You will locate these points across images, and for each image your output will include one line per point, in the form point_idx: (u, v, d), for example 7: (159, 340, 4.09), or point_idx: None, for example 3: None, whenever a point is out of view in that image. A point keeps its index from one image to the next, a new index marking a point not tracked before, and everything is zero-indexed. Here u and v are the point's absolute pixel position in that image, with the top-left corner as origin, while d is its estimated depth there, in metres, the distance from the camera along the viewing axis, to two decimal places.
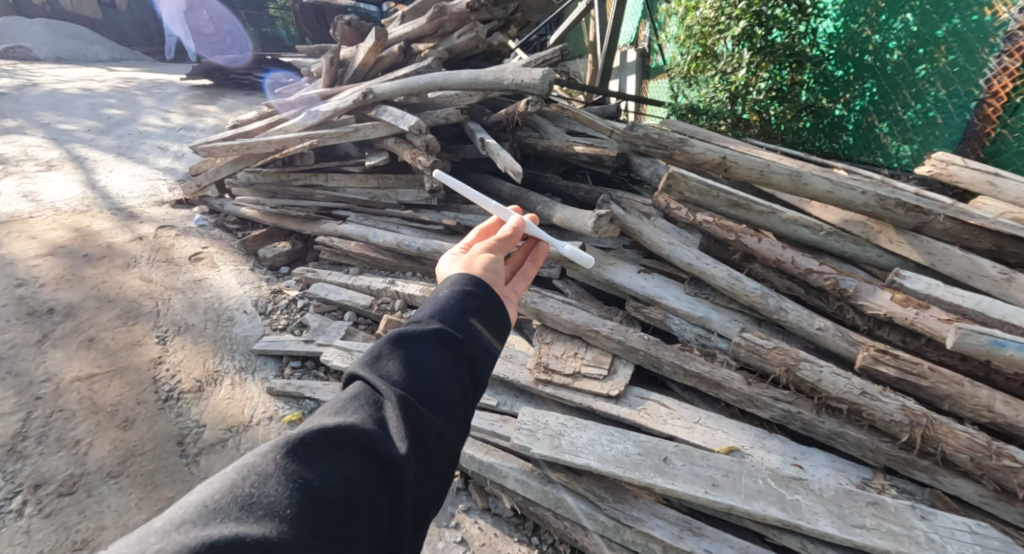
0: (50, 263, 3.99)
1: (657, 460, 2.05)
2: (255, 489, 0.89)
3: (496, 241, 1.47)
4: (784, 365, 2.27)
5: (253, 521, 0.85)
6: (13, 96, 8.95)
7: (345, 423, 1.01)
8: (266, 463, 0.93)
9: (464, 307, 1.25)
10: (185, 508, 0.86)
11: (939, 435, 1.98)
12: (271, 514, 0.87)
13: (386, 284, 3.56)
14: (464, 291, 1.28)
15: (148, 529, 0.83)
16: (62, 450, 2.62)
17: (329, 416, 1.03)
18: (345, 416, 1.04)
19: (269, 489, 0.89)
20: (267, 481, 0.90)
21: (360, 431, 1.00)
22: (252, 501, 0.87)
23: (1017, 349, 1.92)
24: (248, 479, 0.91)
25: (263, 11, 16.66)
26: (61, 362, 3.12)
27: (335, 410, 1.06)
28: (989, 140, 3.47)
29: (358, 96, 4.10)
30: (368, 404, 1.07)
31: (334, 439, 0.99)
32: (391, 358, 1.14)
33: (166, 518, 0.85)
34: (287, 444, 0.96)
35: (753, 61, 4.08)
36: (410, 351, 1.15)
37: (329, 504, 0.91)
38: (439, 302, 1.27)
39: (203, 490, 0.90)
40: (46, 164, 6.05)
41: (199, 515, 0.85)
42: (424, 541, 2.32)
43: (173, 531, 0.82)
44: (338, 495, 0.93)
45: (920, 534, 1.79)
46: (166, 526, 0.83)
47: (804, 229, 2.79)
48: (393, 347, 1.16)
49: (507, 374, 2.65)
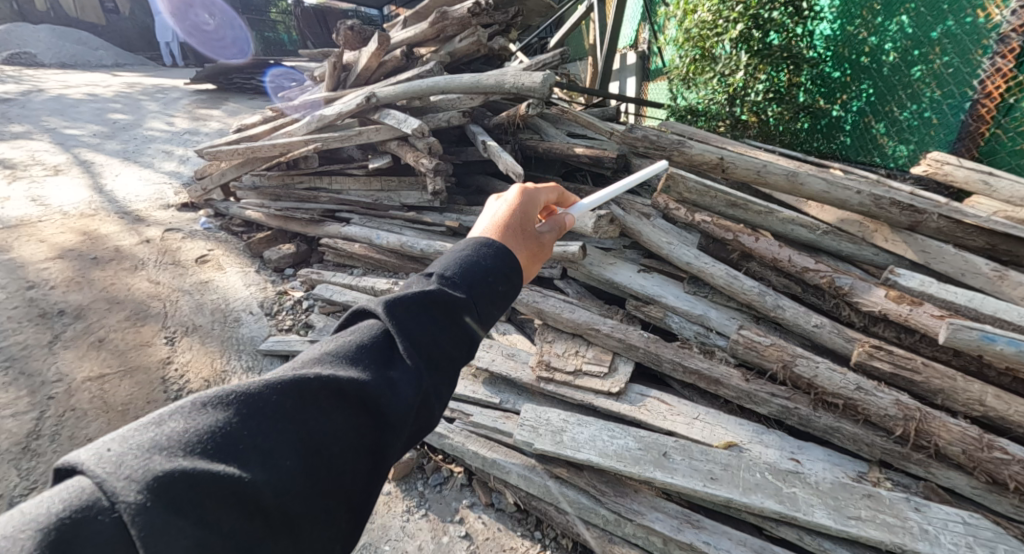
0: (60, 266, 4.06)
1: (657, 454, 2.10)
2: (260, 429, 0.90)
3: (554, 242, 1.62)
4: (781, 361, 2.32)
5: (255, 463, 0.87)
6: (19, 102, 9.05)
7: (354, 379, 1.03)
8: (272, 405, 0.94)
9: (480, 281, 1.26)
10: (189, 430, 0.87)
11: (932, 429, 2.03)
12: (269, 460, 0.89)
13: (390, 285, 3.62)
14: (484, 264, 1.30)
15: (149, 443, 0.83)
16: (75, 448, 2.68)
17: (340, 365, 1.05)
18: (354, 370, 1.05)
19: (275, 434, 0.91)
20: (272, 423, 0.92)
21: (367, 391, 1.02)
22: (254, 442, 0.89)
23: (1007, 343, 1.97)
24: (254, 416, 0.92)
25: (265, 16, 16.74)
26: (72, 363, 3.19)
27: (345, 359, 1.07)
28: (984, 140, 3.50)
29: (361, 100, 4.18)
30: (377, 359, 1.09)
31: (342, 392, 1.01)
32: (406, 316, 1.15)
33: (168, 435, 0.85)
34: (296, 388, 0.97)
35: (751, 63, 4.15)
36: (423, 314, 1.17)
37: (324, 458, 0.94)
38: (456, 268, 1.27)
39: (207, 412, 0.90)
40: (53, 169, 6.13)
41: (202, 444, 0.86)
42: (429, 535, 2.37)
43: (176, 454, 0.83)
44: (335, 451, 0.96)
45: (914, 525, 1.84)
46: (168, 445, 0.84)
47: (800, 229, 2.85)
48: (410, 305, 1.17)
49: (509, 372, 2.71)
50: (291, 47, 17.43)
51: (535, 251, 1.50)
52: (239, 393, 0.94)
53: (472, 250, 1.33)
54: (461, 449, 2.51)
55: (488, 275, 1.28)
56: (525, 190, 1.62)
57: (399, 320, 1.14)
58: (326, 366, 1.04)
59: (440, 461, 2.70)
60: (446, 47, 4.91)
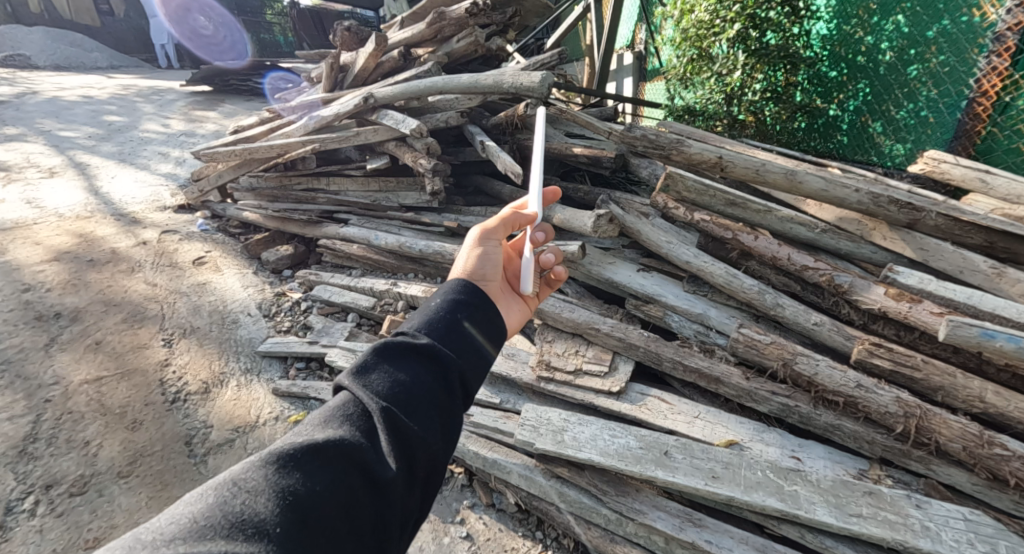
0: (55, 269, 4.03)
1: (658, 453, 2.09)
2: (245, 506, 0.90)
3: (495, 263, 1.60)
4: (782, 359, 2.33)
5: (242, 539, 0.86)
6: (13, 104, 9.01)
7: (335, 438, 1.05)
8: (256, 479, 0.95)
9: (451, 321, 1.31)
10: (172, 522, 0.87)
11: (932, 425, 2.04)
12: (260, 532, 0.88)
13: (389, 285, 3.61)
14: (454, 302, 1.36)
15: (136, 542, 0.83)
16: (73, 451, 2.66)
17: (318, 430, 1.07)
18: (333, 430, 1.07)
19: (260, 505, 0.91)
20: (257, 498, 0.92)
21: (350, 446, 1.04)
22: (243, 516, 0.89)
23: (1007, 340, 1.97)
24: (239, 496, 0.92)
25: (262, 18, 16.69)
26: (69, 366, 3.16)
27: (323, 423, 1.09)
28: (980, 139, 3.53)
29: (359, 100, 4.16)
30: (355, 415, 1.11)
31: (325, 452, 1.02)
32: (377, 369, 1.19)
33: (151, 534, 0.85)
34: (277, 459, 0.99)
35: (747, 63, 4.19)
36: (400, 363, 1.21)
37: (317, 520, 0.93)
38: (427, 316, 1.32)
39: (191, 505, 0.90)
40: (49, 171, 6.09)
41: (188, 531, 0.86)
42: (429, 536, 2.35)
43: (160, 546, 0.83)
44: (326, 510, 0.95)
45: (916, 522, 1.83)
46: (154, 541, 0.84)
47: (800, 227, 2.87)
48: (378, 361, 1.20)
49: (508, 372, 2.71)
50: (286, 48, 17.21)
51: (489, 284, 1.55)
52: (223, 482, 0.95)
53: (439, 297, 1.38)
54: (462, 449, 2.50)
55: (457, 314, 1.32)
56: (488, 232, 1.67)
57: (369, 380, 1.17)
58: (304, 435, 1.07)
59: None
60: (444, 48, 4.90)
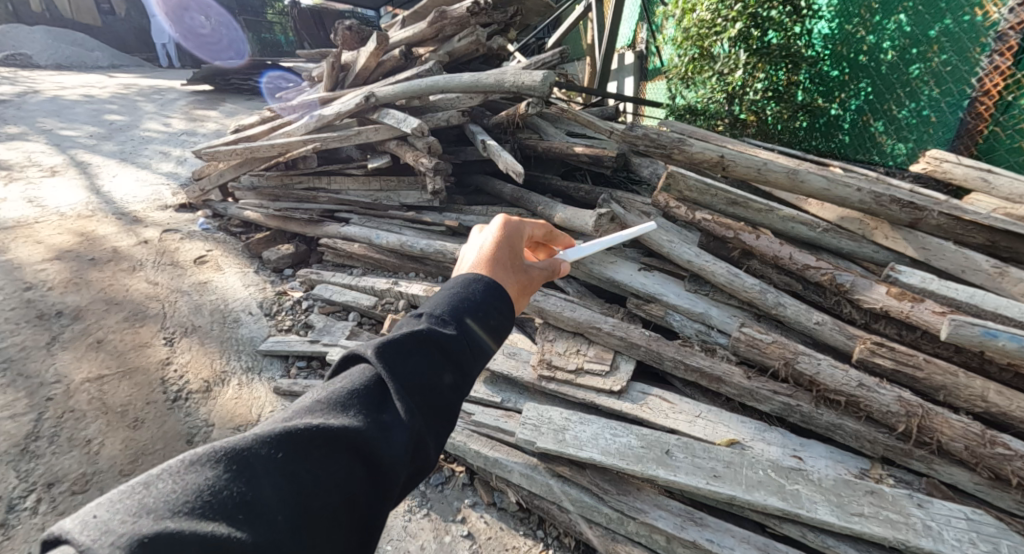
0: (57, 268, 4.03)
1: (660, 452, 2.09)
2: (249, 486, 0.91)
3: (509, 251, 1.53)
4: (783, 358, 2.33)
5: (243, 521, 0.87)
6: (14, 103, 9.01)
7: (347, 428, 1.05)
8: (262, 458, 0.95)
9: (472, 318, 1.29)
10: (175, 490, 0.87)
11: (934, 425, 2.04)
12: (262, 517, 0.89)
13: (389, 284, 3.61)
14: (476, 300, 1.33)
15: (140, 507, 0.84)
16: (74, 449, 2.67)
17: (330, 414, 1.07)
18: (345, 417, 1.07)
19: (264, 489, 0.92)
20: (262, 480, 0.93)
21: (360, 438, 1.05)
22: (248, 497, 0.90)
23: (1009, 339, 1.97)
24: (245, 473, 0.92)
25: (263, 17, 16.71)
26: (70, 364, 3.16)
27: (337, 406, 1.09)
28: (982, 138, 3.53)
29: (359, 100, 4.16)
30: (368, 403, 1.11)
31: (333, 441, 1.03)
32: (396, 357, 1.18)
33: (157, 498, 0.86)
34: (286, 441, 0.99)
35: (749, 62, 4.17)
36: (418, 355, 1.20)
37: (319, 510, 0.96)
38: (449, 307, 1.30)
39: (195, 472, 0.91)
40: (50, 170, 6.10)
41: (192, 505, 0.86)
42: (430, 535, 2.35)
43: (164, 516, 0.84)
44: (328, 500, 0.97)
45: (918, 521, 1.83)
46: (158, 508, 0.85)
47: (801, 227, 2.86)
48: (399, 348, 1.19)
49: (509, 371, 2.70)
50: (287, 48, 17.25)
51: (525, 279, 1.52)
52: (230, 451, 0.95)
53: (462, 286, 1.36)
54: (463, 448, 2.49)
55: (478, 312, 1.30)
56: (511, 222, 1.63)
57: (390, 367, 1.16)
58: (316, 416, 1.07)
59: (441, 461, 2.69)
60: (445, 47, 4.89)
